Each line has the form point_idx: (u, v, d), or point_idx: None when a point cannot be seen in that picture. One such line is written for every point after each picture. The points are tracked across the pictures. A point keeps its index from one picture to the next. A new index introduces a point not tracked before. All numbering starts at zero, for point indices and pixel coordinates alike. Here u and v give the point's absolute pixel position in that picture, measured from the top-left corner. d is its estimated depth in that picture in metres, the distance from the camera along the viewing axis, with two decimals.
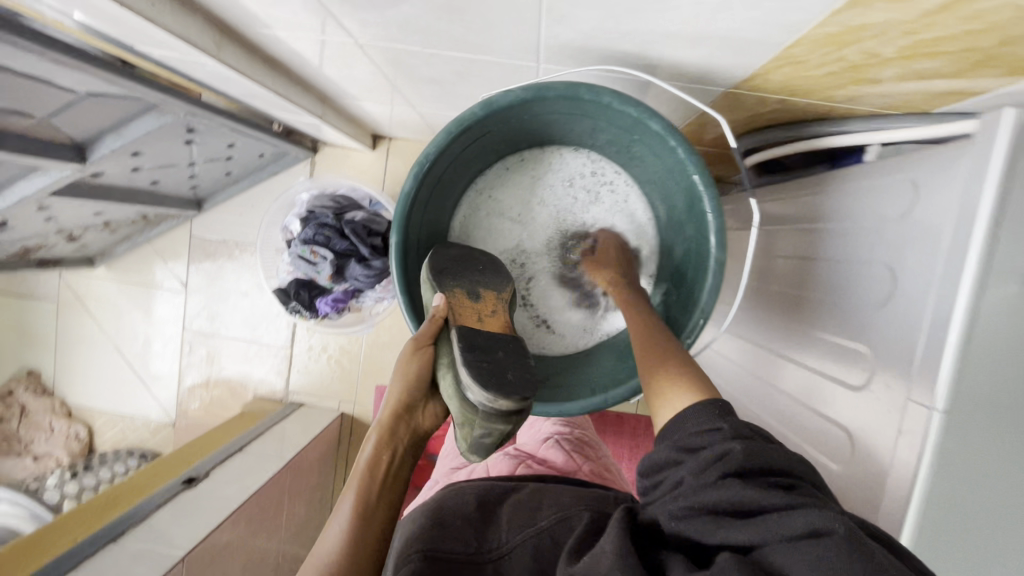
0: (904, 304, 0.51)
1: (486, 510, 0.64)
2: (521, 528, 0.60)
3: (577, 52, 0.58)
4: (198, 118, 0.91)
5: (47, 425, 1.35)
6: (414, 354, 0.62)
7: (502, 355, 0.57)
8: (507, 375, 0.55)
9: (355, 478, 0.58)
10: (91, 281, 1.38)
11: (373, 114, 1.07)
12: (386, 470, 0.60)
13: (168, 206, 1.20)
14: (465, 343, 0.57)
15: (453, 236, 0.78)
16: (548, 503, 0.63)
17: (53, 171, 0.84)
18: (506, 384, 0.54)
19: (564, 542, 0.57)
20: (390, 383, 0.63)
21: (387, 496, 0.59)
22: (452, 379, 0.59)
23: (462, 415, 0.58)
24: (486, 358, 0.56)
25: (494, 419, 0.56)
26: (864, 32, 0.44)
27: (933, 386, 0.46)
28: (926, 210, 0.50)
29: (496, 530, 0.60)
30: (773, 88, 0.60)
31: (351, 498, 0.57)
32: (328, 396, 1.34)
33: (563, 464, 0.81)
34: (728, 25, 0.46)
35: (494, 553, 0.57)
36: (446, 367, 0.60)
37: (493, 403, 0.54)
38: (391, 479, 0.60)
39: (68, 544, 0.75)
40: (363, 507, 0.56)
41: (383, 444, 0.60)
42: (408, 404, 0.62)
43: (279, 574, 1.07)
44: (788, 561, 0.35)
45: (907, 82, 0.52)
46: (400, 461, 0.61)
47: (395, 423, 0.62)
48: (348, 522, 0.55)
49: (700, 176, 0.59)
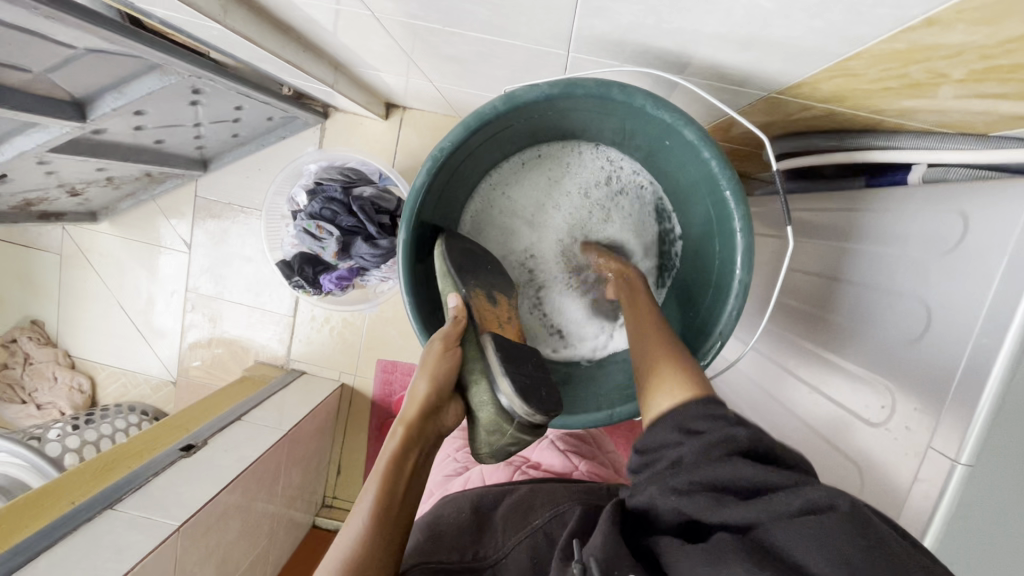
0: (933, 345, 0.49)
1: (481, 515, 0.65)
2: (517, 531, 0.61)
3: (611, 44, 0.54)
4: (205, 80, 0.87)
5: (49, 375, 1.35)
6: (448, 353, 0.59)
7: (532, 367, 0.59)
8: (542, 390, 0.56)
9: (379, 474, 0.55)
10: (94, 235, 1.36)
11: (387, 84, 1.03)
12: (409, 470, 0.57)
13: (172, 165, 1.16)
14: (504, 354, 0.57)
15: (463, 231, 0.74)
16: (541, 501, 0.64)
17: (52, 128, 0.81)
18: (543, 400, 0.56)
19: (558, 538, 0.57)
20: (418, 379, 0.59)
21: (409, 497, 0.56)
22: (487, 388, 0.58)
23: (491, 421, 0.59)
24: (522, 371, 0.57)
25: (525, 429, 0.57)
26: (935, 52, 0.39)
27: (959, 438, 0.43)
28: (974, 246, 0.47)
29: (492, 536, 0.61)
30: (818, 98, 0.55)
31: (373, 497, 0.53)
32: (328, 367, 1.34)
33: (559, 465, 0.81)
34: (785, 32, 0.43)
35: (490, 559, 0.59)
36: (479, 375, 0.59)
37: (530, 417, 0.55)
38: (413, 480, 0.57)
39: (66, 506, 0.76)
40: (387, 508, 0.53)
41: (410, 443, 0.57)
42: (434, 403, 0.59)
43: (274, 539, 1.09)
44: (788, 539, 0.33)
45: (966, 105, 0.48)
46: (421, 461, 0.58)
47: (421, 421, 0.58)
48: (371, 524, 0.52)
49: (731, 190, 0.56)
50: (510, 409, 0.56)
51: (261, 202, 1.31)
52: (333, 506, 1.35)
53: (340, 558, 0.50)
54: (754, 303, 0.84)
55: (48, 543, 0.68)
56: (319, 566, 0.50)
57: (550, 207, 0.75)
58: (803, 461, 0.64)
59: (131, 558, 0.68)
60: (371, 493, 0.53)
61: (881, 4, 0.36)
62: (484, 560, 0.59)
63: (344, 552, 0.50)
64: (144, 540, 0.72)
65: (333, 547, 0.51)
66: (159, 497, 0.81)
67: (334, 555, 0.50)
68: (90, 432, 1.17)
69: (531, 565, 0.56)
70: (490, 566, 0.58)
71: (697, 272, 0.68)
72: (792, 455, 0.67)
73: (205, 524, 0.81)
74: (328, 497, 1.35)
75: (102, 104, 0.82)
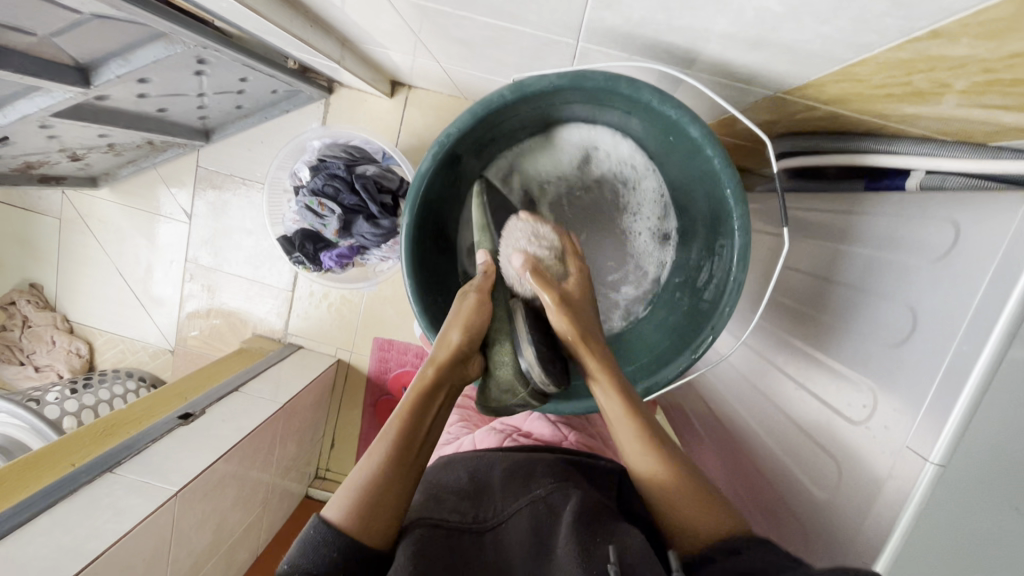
0: (918, 350, 0.50)
1: (478, 484, 0.66)
2: (516, 497, 0.62)
3: (621, 37, 0.54)
4: (210, 50, 0.87)
5: (47, 338, 1.36)
6: (482, 310, 0.64)
7: (550, 342, 0.66)
8: (557, 364, 0.64)
9: (405, 406, 0.56)
10: (95, 201, 1.36)
11: (394, 63, 1.02)
12: (434, 409, 0.58)
13: (175, 134, 1.16)
14: (532, 323, 0.64)
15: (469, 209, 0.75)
16: (540, 472, 0.65)
17: (55, 93, 0.80)
18: (557, 372, 0.63)
19: (560, 508, 0.58)
20: (451, 328, 0.61)
21: (431, 435, 0.57)
22: (510, 352, 0.65)
23: (506, 382, 0.64)
24: (545, 342, 0.64)
25: (535, 397, 0.64)
26: (939, 63, 0.40)
27: (934, 439, 0.45)
28: (966, 254, 0.48)
29: (491, 501, 0.62)
30: (823, 100, 0.56)
31: (397, 428, 0.54)
32: (325, 343, 1.36)
33: (549, 435, 0.82)
34: (795, 35, 0.43)
35: (489, 523, 0.59)
36: (503, 338, 0.65)
37: (544, 386, 0.62)
38: (437, 420, 0.58)
39: (66, 468, 0.77)
40: (409, 442, 0.54)
41: (437, 384, 0.58)
42: (463, 352, 0.61)
43: (268, 507, 1.11)
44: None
45: (968, 115, 0.49)
46: (446, 402, 0.60)
47: (451, 365, 0.60)
48: (393, 453, 0.53)
49: (732, 189, 0.58)
50: (529, 373, 0.63)
51: (262, 176, 1.31)
52: (326, 478, 1.37)
53: (362, 482, 0.50)
54: (748, 299, 0.85)
55: (50, 502, 0.70)
56: (338, 489, 0.51)
57: (558, 192, 0.75)
58: (787, 455, 0.66)
59: (130, 521, 0.70)
60: (395, 425, 0.54)
61: (890, 14, 0.36)
62: (484, 522, 0.59)
63: (365, 477, 0.51)
64: (143, 504, 0.74)
65: (353, 473, 0.52)
66: (158, 462, 0.83)
67: (354, 479, 0.51)
68: (88, 397, 1.19)
69: (533, 531, 0.56)
70: (490, 530, 0.58)
71: (696, 268, 0.69)
72: (776, 449, 0.69)
73: (202, 490, 0.83)
74: (321, 469, 1.38)
75: (107, 70, 0.82)
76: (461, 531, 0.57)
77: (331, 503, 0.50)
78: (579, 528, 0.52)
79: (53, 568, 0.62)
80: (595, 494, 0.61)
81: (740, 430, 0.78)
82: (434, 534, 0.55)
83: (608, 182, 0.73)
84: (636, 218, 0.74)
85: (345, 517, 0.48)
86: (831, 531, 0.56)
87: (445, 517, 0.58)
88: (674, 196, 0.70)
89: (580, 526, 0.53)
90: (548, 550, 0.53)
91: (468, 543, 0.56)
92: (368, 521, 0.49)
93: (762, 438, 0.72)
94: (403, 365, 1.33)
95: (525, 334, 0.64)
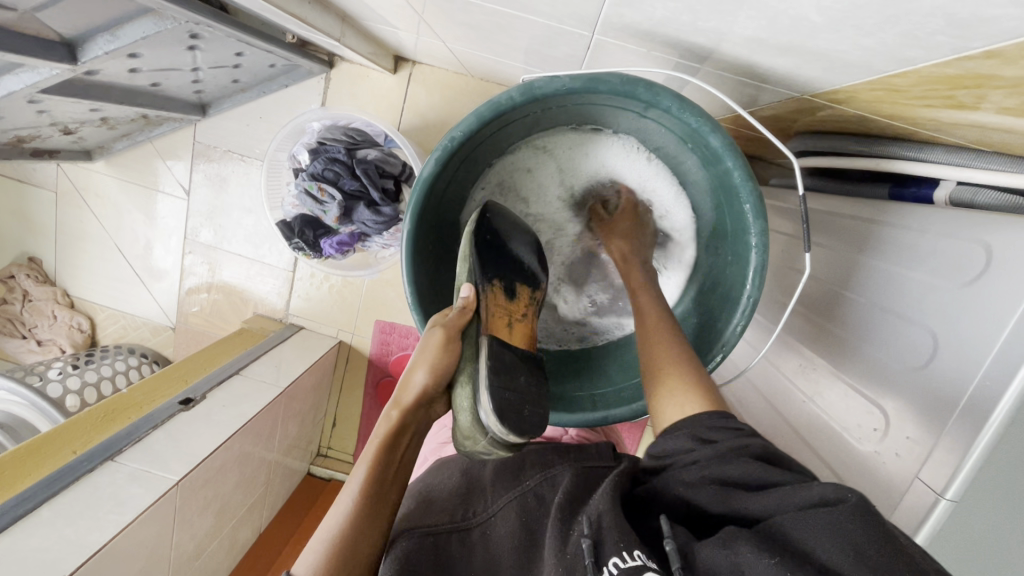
0: (937, 378, 0.48)
1: (471, 478, 0.64)
2: (506, 490, 0.61)
3: (640, 33, 0.51)
4: (204, 26, 0.82)
5: (48, 313, 1.35)
6: (447, 348, 0.59)
7: (522, 381, 0.58)
8: (524, 411, 0.56)
9: (369, 451, 0.55)
10: (90, 174, 1.33)
11: (397, 39, 0.97)
12: (400, 452, 0.57)
13: (170, 109, 1.12)
14: (493, 367, 0.56)
15: (472, 207, 0.72)
16: (529, 462, 0.65)
17: (41, 70, 0.77)
18: (523, 421, 0.56)
19: (549, 499, 0.59)
20: (415, 368, 0.58)
21: (399, 476, 0.56)
22: (470, 394, 0.57)
23: (467, 429, 0.58)
24: (508, 388, 0.56)
25: (500, 446, 0.58)
26: (988, 82, 0.37)
27: (949, 474, 0.44)
28: (996, 281, 0.45)
29: (481, 497, 0.62)
30: (853, 105, 0.52)
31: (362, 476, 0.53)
32: (327, 323, 1.35)
33: (550, 432, 0.82)
34: (830, 43, 0.40)
35: (478, 518, 0.59)
36: (466, 380, 0.59)
37: (505, 437, 0.55)
38: (404, 461, 0.58)
39: (67, 457, 0.77)
40: (377, 486, 0.53)
41: (402, 427, 0.57)
42: (429, 395, 0.60)
43: (270, 487, 1.12)
44: (797, 528, 0.37)
45: (1011, 129, 0.45)
46: (413, 445, 0.59)
47: (413, 409, 0.59)
48: (360, 501, 0.52)
49: (750, 203, 0.55)
50: (488, 424, 0.56)
51: (261, 152, 1.27)
52: (327, 456, 1.39)
53: (330, 535, 0.49)
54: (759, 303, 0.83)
55: (52, 492, 0.70)
56: (308, 543, 0.50)
57: (569, 196, 0.73)
58: None
59: (132, 511, 0.71)
60: (362, 470, 0.53)
61: (941, 32, 0.33)
62: (473, 519, 0.59)
63: (332, 530, 0.50)
64: (144, 494, 0.74)
65: (322, 524, 0.51)
66: (160, 449, 0.83)
67: (322, 532, 0.50)
68: (90, 374, 1.18)
69: (522, 526, 0.57)
70: (478, 526, 0.59)
71: (709, 283, 0.66)
72: None
73: (202, 478, 0.84)
74: (322, 447, 1.39)
75: (94, 45, 0.78)
76: (449, 532, 0.57)
77: (301, 557, 0.49)
78: (561, 524, 0.52)
79: (55, 561, 0.62)
80: (583, 468, 0.61)
81: None
82: (424, 544, 0.55)
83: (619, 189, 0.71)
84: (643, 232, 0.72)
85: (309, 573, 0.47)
86: None
87: (434, 521, 0.58)
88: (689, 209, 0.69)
89: (563, 515, 0.54)
90: (538, 545, 0.54)
91: (457, 543, 0.57)
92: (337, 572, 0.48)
93: None
94: (404, 348, 1.32)
95: (486, 381, 0.56)
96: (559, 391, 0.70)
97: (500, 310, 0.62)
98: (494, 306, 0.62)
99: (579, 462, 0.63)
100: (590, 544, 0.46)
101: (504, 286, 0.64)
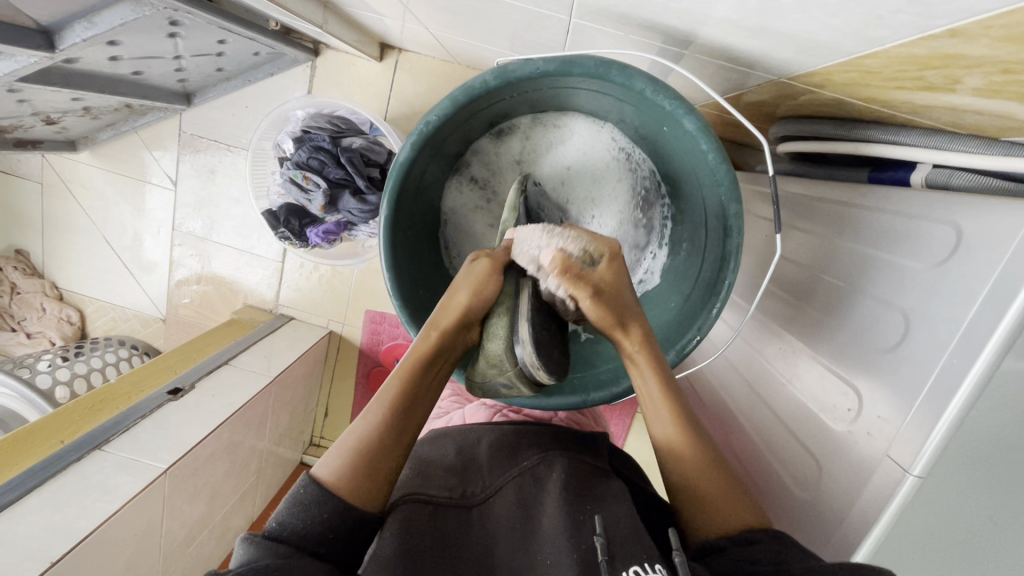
0: (906, 359, 0.49)
1: (465, 456, 0.64)
2: (503, 471, 0.60)
3: (616, 15, 0.51)
4: (184, 12, 0.81)
5: (37, 305, 1.34)
6: (494, 273, 0.58)
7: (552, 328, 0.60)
8: (554, 352, 0.58)
9: (406, 366, 0.55)
10: (76, 166, 1.32)
11: (381, 26, 0.96)
12: (432, 375, 0.56)
13: (153, 98, 1.11)
14: (538, 303, 0.57)
15: (453, 179, 0.72)
16: (526, 447, 0.64)
17: (19, 57, 0.76)
18: (552, 361, 0.57)
19: (547, 480, 0.58)
20: (461, 289, 0.57)
21: (428, 400, 0.56)
22: (506, 327, 0.57)
23: (493, 357, 0.58)
24: (544, 326, 0.58)
25: (524, 380, 0.58)
26: (956, 61, 0.37)
27: (916, 452, 0.44)
28: (967, 260, 0.46)
29: (478, 476, 0.60)
30: (829, 88, 0.52)
31: (393, 395, 0.53)
32: (317, 313, 1.35)
33: (540, 413, 0.81)
34: (800, 25, 0.40)
35: (476, 497, 0.56)
36: (503, 313, 0.58)
37: (534, 371, 0.56)
38: (436, 385, 0.57)
39: (56, 446, 0.78)
40: (407, 405, 0.53)
41: (438, 351, 0.57)
42: (468, 319, 0.58)
43: (262, 476, 1.13)
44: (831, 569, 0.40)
45: (984, 111, 0.45)
46: (446, 367, 0.58)
47: (454, 332, 0.57)
48: (388, 419, 0.52)
49: (726, 188, 0.56)
50: (521, 357, 0.56)
51: (247, 141, 1.26)
52: (320, 445, 1.40)
53: (356, 445, 0.50)
54: (742, 288, 0.83)
55: (40, 480, 0.70)
56: (331, 449, 0.51)
57: (556, 169, 0.71)
58: (769, 450, 0.67)
59: (119, 500, 0.71)
60: (394, 387, 0.54)
61: (903, 11, 0.33)
62: (472, 498, 0.56)
63: (358, 441, 0.50)
64: (132, 481, 0.75)
65: (347, 433, 0.52)
66: (147, 438, 0.83)
67: (346, 439, 0.51)
68: (80, 365, 1.18)
69: (520, 507, 0.55)
70: (477, 505, 0.56)
71: (688, 268, 0.66)
72: (757, 442, 0.70)
73: (192, 466, 0.85)
74: (315, 436, 1.40)
75: (73, 33, 0.77)
76: (447, 506, 0.54)
77: (322, 461, 0.50)
78: (571, 509, 0.51)
79: (43, 548, 0.63)
80: (577, 459, 0.61)
81: (729, 420, 0.78)
82: (420, 514, 0.52)
83: (594, 181, 0.71)
84: (616, 223, 0.71)
85: (331, 476, 0.49)
86: (806, 530, 0.57)
87: (433, 491, 0.55)
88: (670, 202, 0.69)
89: (573, 504, 0.52)
90: (538, 523, 0.52)
91: (455, 517, 0.54)
92: (361, 485, 0.49)
93: (747, 432, 0.73)
94: (395, 338, 1.33)
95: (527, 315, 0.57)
96: None
97: None
98: None
99: (575, 453, 0.62)
100: (603, 544, 0.46)
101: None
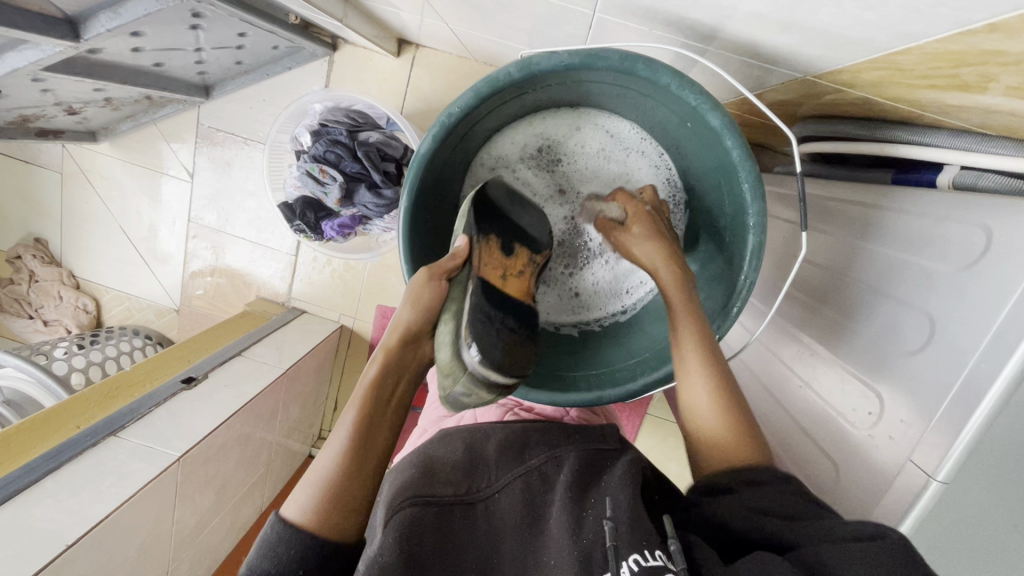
0: (928, 364, 0.48)
1: (474, 453, 0.63)
2: (509, 469, 0.60)
3: (642, 9, 0.51)
4: (206, 4, 0.82)
5: (55, 294, 1.36)
6: (432, 281, 0.59)
7: (508, 325, 0.59)
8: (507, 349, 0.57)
9: (357, 397, 0.55)
10: (95, 156, 1.33)
11: (401, 21, 0.96)
12: (392, 398, 0.57)
13: (174, 90, 1.12)
14: (478, 302, 0.57)
15: (476, 170, 0.71)
16: (534, 443, 0.64)
17: (44, 46, 0.76)
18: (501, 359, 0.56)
19: (553, 478, 0.58)
20: (400, 307, 0.59)
21: (391, 415, 0.56)
22: (452, 328, 0.57)
23: (446, 366, 0.57)
24: (488, 325, 0.57)
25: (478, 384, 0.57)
26: (994, 58, 0.36)
27: (940, 457, 0.44)
28: (996, 265, 0.45)
29: (485, 472, 0.59)
30: (857, 86, 0.51)
31: (352, 425, 0.53)
32: (329, 307, 1.35)
33: (551, 410, 0.80)
34: (832, 20, 0.40)
35: (481, 493, 0.57)
36: (449, 316, 0.58)
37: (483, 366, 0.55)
38: (398, 405, 0.57)
39: (73, 430, 0.79)
40: (367, 434, 0.53)
41: (388, 370, 0.57)
42: (414, 331, 0.59)
43: (271, 468, 1.14)
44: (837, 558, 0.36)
45: (1017, 112, 0.44)
46: (406, 384, 0.59)
47: (402, 348, 0.59)
48: (347, 450, 0.52)
49: (749, 185, 0.55)
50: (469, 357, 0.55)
51: (264, 135, 1.27)
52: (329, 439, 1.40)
53: (320, 480, 0.50)
54: (759, 290, 0.82)
55: (56, 464, 0.71)
56: (296, 485, 0.51)
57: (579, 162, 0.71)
58: (787, 453, 0.66)
59: (133, 485, 0.72)
60: (350, 416, 0.54)
61: (943, 4, 0.33)
62: (477, 494, 0.56)
63: (322, 475, 0.50)
64: (146, 468, 0.75)
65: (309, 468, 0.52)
66: (160, 427, 0.84)
67: (311, 477, 0.51)
68: (95, 353, 1.19)
69: (526, 504, 0.55)
70: (482, 501, 0.56)
71: (707, 267, 0.66)
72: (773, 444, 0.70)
73: (204, 455, 0.85)
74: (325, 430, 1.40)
75: (97, 23, 0.78)
76: (453, 505, 0.54)
77: (291, 499, 0.50)
78: (572, 501, 0.52)
79: (59, 532, 0.63)
80: (587, 450, 0.61)
81: None
82: (426, 516, 0.52)
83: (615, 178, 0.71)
84: None
85: (300, 515, 0.48)
86: None
87: (438, 491, 0.55)
88: (688, 198, 0.69)
89: (575, 498, 0.53)
90: (542, 521, 0.53)
91: (461, 516, 0.54)
92: (329, 519, 0.48)
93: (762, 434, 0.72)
94: None
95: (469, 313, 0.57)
96: (553, 372, 0.68)
97: (496, 262, 0.61)
98: (489, 259, 0.61)
99: (585, 442, 0.63)
100: (613, 530, 0.45)
101: (499, 241, 0.62)
